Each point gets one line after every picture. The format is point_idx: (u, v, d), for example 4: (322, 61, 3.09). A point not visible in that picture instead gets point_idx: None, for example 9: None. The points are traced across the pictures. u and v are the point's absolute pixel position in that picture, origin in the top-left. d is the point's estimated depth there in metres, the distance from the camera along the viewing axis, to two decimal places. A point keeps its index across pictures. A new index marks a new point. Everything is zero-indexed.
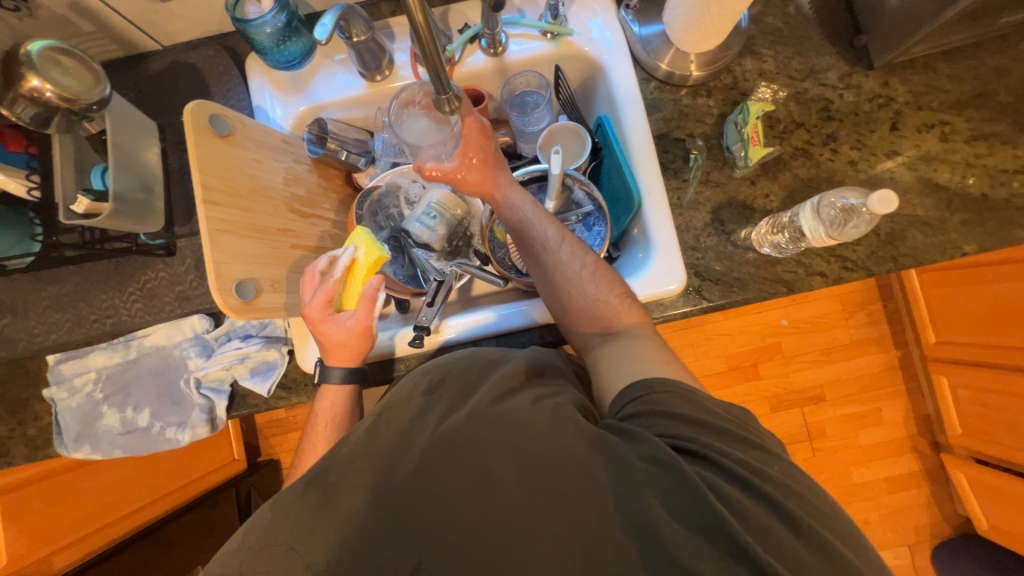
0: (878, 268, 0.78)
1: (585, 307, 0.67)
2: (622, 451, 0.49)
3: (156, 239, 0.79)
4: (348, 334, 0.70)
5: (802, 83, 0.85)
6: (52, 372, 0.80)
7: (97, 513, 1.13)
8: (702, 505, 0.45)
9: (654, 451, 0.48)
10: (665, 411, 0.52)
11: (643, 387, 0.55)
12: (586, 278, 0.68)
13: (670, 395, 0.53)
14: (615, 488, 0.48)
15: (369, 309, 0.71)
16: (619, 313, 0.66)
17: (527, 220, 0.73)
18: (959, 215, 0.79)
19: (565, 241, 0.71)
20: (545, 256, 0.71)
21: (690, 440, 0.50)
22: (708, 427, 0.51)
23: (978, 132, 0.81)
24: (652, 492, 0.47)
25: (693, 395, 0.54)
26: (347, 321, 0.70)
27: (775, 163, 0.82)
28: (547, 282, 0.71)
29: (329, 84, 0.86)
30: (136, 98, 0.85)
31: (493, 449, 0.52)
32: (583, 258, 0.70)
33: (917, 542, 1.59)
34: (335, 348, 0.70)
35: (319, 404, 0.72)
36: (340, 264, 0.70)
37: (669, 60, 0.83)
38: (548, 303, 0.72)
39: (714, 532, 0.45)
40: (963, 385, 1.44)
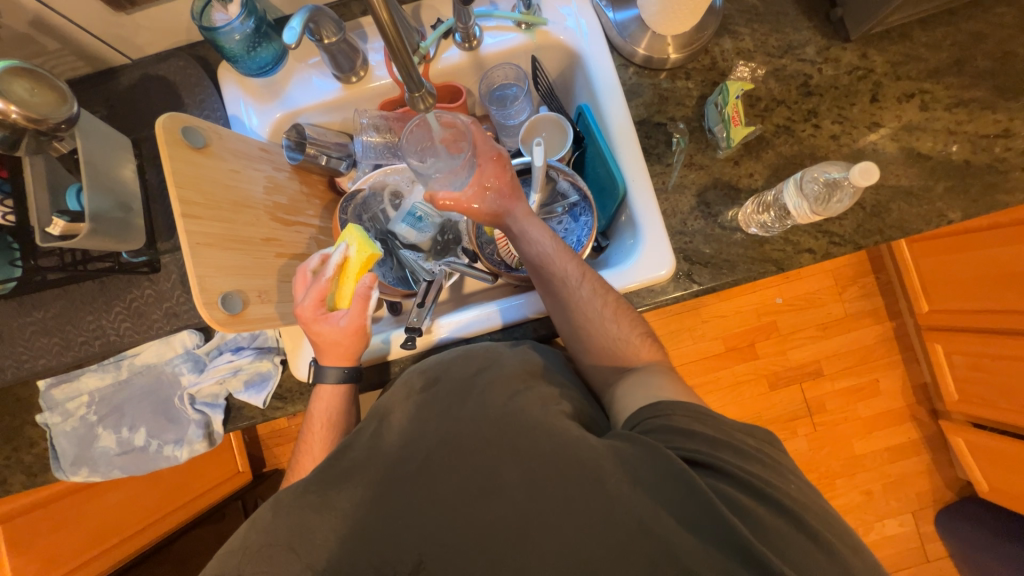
0: (865, 241, 0.79)
1: (605, 345, 0.67)
2: (628, 451, 0.50)
3: (139, 256, 0.78)
4: (343, 333, 0.69)
5: (780, 60, 0.85)
6: (43, 398, 0.80)
7: (102, 535, 1.12)
8: (704, 505, 0.46)
9: (667, 463, 0.48)
10: (682, 429, 0.52)
11: (662, 408, 0.54)
12: (608, 317, 0.67)
13: (687, 417, 0.53)
14: (612, 479, 0.48)
15: (362, 307, 0.71)
16: (638, 352, 0.66)
17: (548, 255, 0.69)
18: (943, 183, 0.79)
19: (586, 277, 0.68)
20: (565, 294, 0.68)
21: (704, 455, 0.50)
22: (723, 446, 0.51)
23: (957, 99, 0.81)
24: (648, 484, 0.48)
25: (707, 414, 0.54)
26: (340, 320, 0.70)
27: (758, 142, 0.82)
28: (566, 320, 0.68)
29: (304, 89, 0.85)
30: (107, 114, 0.84)
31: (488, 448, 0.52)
32: (606, 295, 0.67)
33: (920, 508, 1.61)
34: (329, 348, 0.70)
35: (314, 405, 0.72)
36: (331, 262, 0.70)
37: (645, 45, 0.83)
38: (564, 337, 0.71)
39: (712, 529, 0.45)
40: (957, 351, 1.45)
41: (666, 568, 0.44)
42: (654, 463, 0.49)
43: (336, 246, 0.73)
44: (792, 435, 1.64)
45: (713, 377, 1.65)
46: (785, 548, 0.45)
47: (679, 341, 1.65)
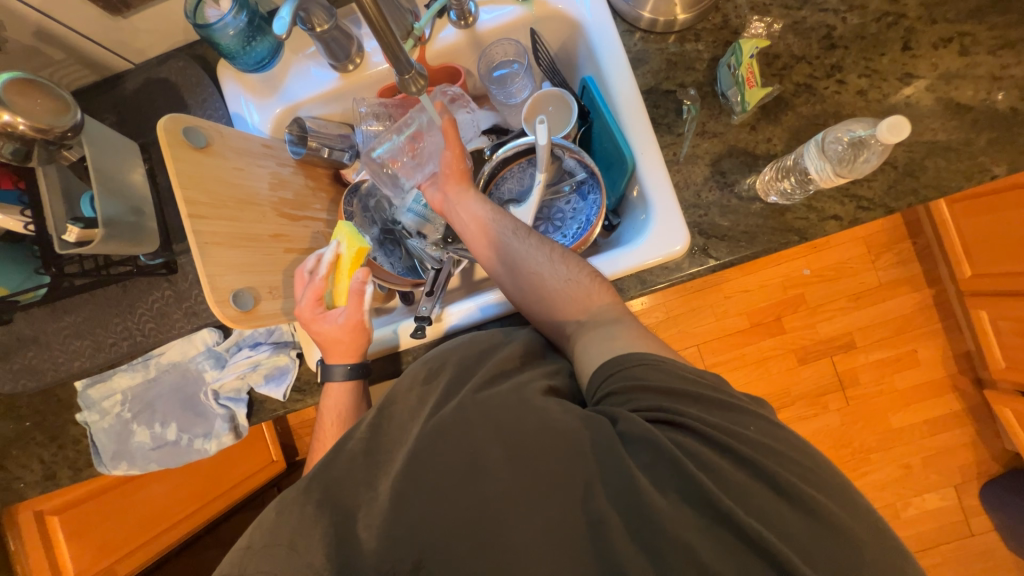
0: (898, 204, 0.73)
1: (556, 292, 0.65)
2: (607, 426, 0.50)
3: (156, 258, 0.80)
4: (340, 329, 0.71)
5: (799, 12, 0.78)
6: (81, 398, 0.84)
7: (152, 523, 1.20)
8: (685, 477, 0.46)
9: (629, 426, 0.49)
10: (637, 383, 0.52)
11: (614, 364, 0.55)
12: (553, 263, 0.66)
13: (640, 368, 0.53)
14: (603, 462, 0.48)
15: (358, 303, 0.71)
16: (592, 294, 0.63)
17: (490, 212, 0.72)
18: (985, 135, 0.72)
19: (526, 231, 0.70)
20: (510, 247, 0.69)
21: (666, 410, 0.50)
22: (683, 396, 0.51)
23: (1003, 40, 0.73)
24: (627, 454, 0.48)
25: (660, 363, 0.54)
26: (338, 318, 0.71)
27: (776, 103, 0.77)
28: (514, 276, 0.68)
29: (303, 81, 0.84)
30: (116, 120, 0.85)
31: (495, 437, 0.51)
32: (547, 244, 0.68)
33: (963, 482, 1.54)
34: (331, 346, 0.71)
35: (325, 402, 0.73)
36: (324, 261, 0.71)
37: (650, 7, 0.78)
38: (517, 299, 0.68)
39: (689, 497, 0.45)
40: (1003, 317, 1.36)
41: (679, 550, 0.43)
42: (625, 432, 0.49)
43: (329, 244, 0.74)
44: (823, 410, 1.58)
45: (737, 354, 1.60)
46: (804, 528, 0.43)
47: (701, 318, 1.60)
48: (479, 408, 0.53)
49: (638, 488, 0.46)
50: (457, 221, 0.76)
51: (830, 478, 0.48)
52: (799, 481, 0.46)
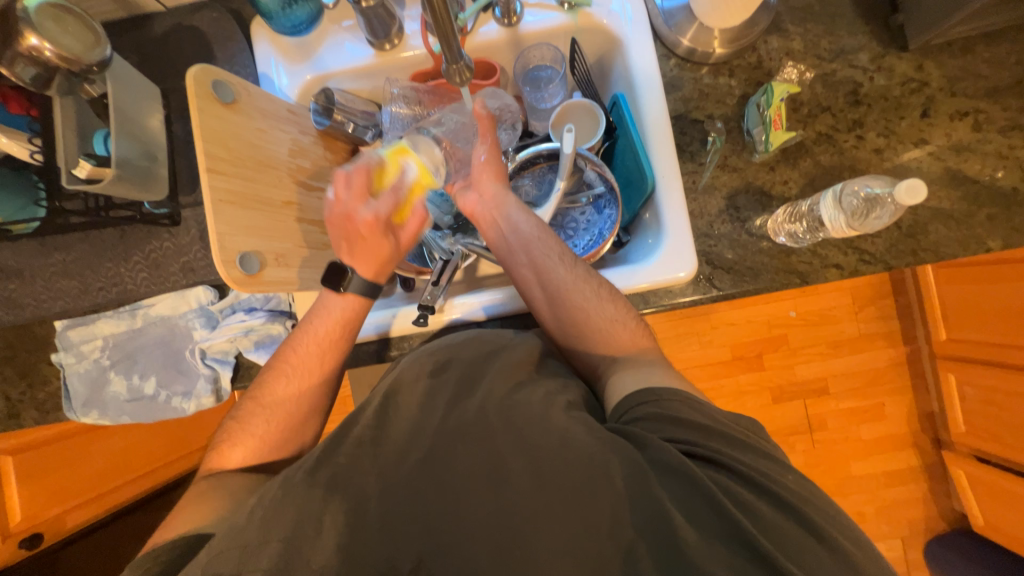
0: (897, 262, 0.76)
1: (599, 330, 0.66)
2: (634, 452, 0.50)
3: (161, 208, 0.79)
4: (396, 249, 0.74)
5: (830, 64, 0.81)
6: (59, 338, 0.81)
7: (105, 477, 1.15)
8: (717, 511, 0.46)
9: (660, 455, 0.49)
10: (673, 416, 0.53)
11: (650, 393, 0.56)
12: (599, 298, 0.66)
13: (676, 402, 0.54)
14: (630, 485, 0.48)
15: (418, 227, 0.76)
16: (632, 336, 0.66)
17: (529, 237, 0.70)
18: (986, 210, 0.76)
19: (573, 259, 0.69)
20: (556, 275, 0.67)
21: (701, 446, 0.51)
22: (716, 434, 0.52)
23: (1013, 122, 0.77)
24: (657, 484, 0.48)
25: (695, 401, 0.55)
26: (398, 235, 0.74)
27: (797, 148, 0.79)
28: (555, 306, 0.67)
29: (337, 52, 0.83)
30: (139, 62, 0.83)
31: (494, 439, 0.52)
32: (593, 277, 0.68)
33: (911, 535, 1.60)
34: (382, 260, 0.73)
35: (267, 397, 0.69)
36: (405, 180, 0.72)
37: (690, 36, 0.79)
38: (553, 327, 0.68)
39: (725, 534, 0.46)
40: (971, 383, 1.43)
41: (672, 570, 0.44)
42: (655, 460, 0.50)
43: (395, 160, 0.72)
44: (790, 450, 1.63)
45: (716, 385, 1.63)
46: (791, 551, 0.45)
47: (685, 344, 1.63)
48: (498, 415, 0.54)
49: (671, 517, 0.46)
50: (497, 230, 0.73)
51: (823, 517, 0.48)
52: (785, 515, 0.47)
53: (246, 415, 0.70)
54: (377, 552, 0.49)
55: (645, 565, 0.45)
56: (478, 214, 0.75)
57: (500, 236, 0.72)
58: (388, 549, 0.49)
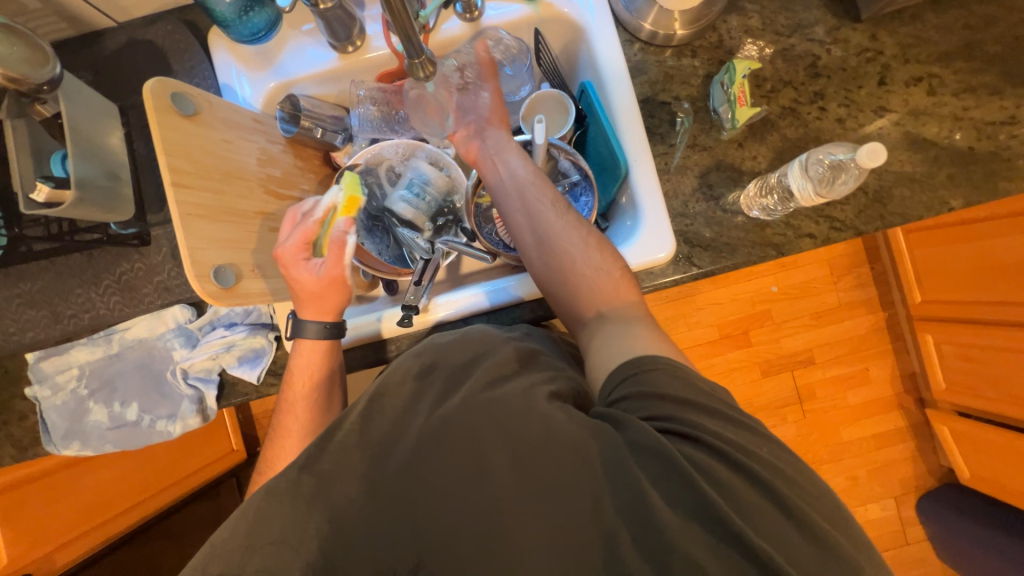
0: (866, 227, 0.78)
1: (585, 277, 0.66)
2: (614, 436, 0.50)
3: (129, 228, 0.77)
4: (319, 283, 0.68)
5: (788, 39, 0.83)
6: (32, 371, 0.79)
7: (91, 513, 1.11)
8: (691, 488, 0.47)
9: (640, 437, 0.49)
10: (657, 392, 0.53)
11: (632, 367, 0.55)
12: (588, 244, 0.67)
13: (661, 376, 0.54)
14: (611, 469, 0.49)
15: (339, 257, 0.68)
16: (619, 288, 0.65)
17: (525, 181, 0.72)
18: (946, 170, 0.78)
19: (565, 207, 0.71)
20: (548, 216, 0.69)
21: (683, 424, 0.51)
22: (697, 407, 0.52)
23: (965, 85, 0.80)
24: (636, 468, 0.48)
25: (677, 371, 0.54)
26: (318, 269, 0.68)
27: (763, 124, 0.81)
28: (545, 249, 0.68)
29: (299, 58, 0.82)
30: (94, 80, 0.81)
31: (485, 433, 0.52)
32: (584, 227, 0.69)
33: (903, 493, 1.65)
34: (309, 299, 0.69)
35: (286, 415, 0.71)
36: (322, 206, 0.68)
37: (651, 20, 0.80)
38: (542, 273, 0.69)
39: (698, 511, 0.46)
40: (947, 342, 1.48)
41: (658, 551, 0.45)
42: (634, 441, 0.50)
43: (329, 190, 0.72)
44: (782, 422, 1.66)
45: (706, 364, 1.66)
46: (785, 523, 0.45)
47: (674, 327, 1.65)
48: (486, 410, 0.54)
49: (647, 498, 0.47)
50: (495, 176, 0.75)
51: (812, 480, 0.49)
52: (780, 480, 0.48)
53: (285, 416, 0.71)
54: (374, 556, 0.48)
55: (631, 542, 0.46)
56: (478, 159, 0.76)
57: (496, 182, 0.74)
58: (384, 552, 0.49)
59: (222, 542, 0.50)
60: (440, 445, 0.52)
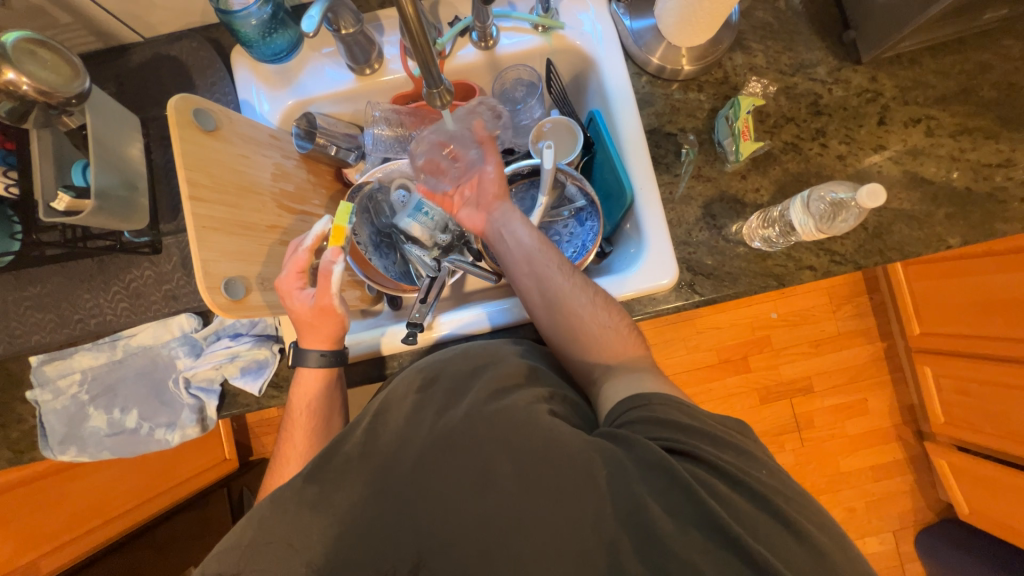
0: (866, 261, 0.80)
1: (594, 337, 0.67)
2: (617, 452, 0.50)
3: (142, 237, 0.78)
4: (313, 313, 0.70)
5: (791, 78, 0.86)
6: (35, 374, 0.79)
7: (79, 519, 1.10)
8: (698, 507, 0.46)
9: (644, 453, 0.49)
10: (660, 419, 0.53)
11: (643, 398, 0.56)
12: (595, 306, 0.68)
13: (667, 406, 0.55)
14: (614, 486, 0.48)
15: (327, 285, 0.69)
16: (627, 346, 0.66)
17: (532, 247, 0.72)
18: (943, 209, 0.80)
19: (571, 268, 0.71)
20: (553, 282, 0.69)
21: (684, 443, 0.51)
22: (700, 434, 0.52)
23: (962, 127, 0.82)
24: (639, 482, 0.48)
25: (685, 405, 0.55)
26: (311, 297, 0.70)
27: (766, 158, 0.83)
28: (553, 312, 0.69)
29: (318, 78, 0.85)
30: (117, 92, 0.83)
31: (490, 453, 0.52)
32: (591, 286, 0.70)
33: (902, 527, 1.63)
34: (307, 329, 0.71)
35: (290, 437, 0.71)
36: (311, 234, 0.70)
37: (660, 54, 0.83)
38: (550, 332, 0.70)
39: (702, 525, 0.45)
40: (945, 375, 1.48)
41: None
42: (638, 457, 0.50)
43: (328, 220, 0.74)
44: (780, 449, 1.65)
45: (704, 388, 1.66)
46: (796, 558, 0.45)
47: (672, 350, 1.66)
48: (489, 424, 0.53)
49: (646, 506, 0.47)
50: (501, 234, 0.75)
51: (821, 513, 0.48)
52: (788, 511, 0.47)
53: (285, 441, 0.72)
54: (375, 560, 0.49)
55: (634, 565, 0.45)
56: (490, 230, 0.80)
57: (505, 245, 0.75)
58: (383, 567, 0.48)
59: (228, 545, 0.50)
60: (443, 458, 0.52)
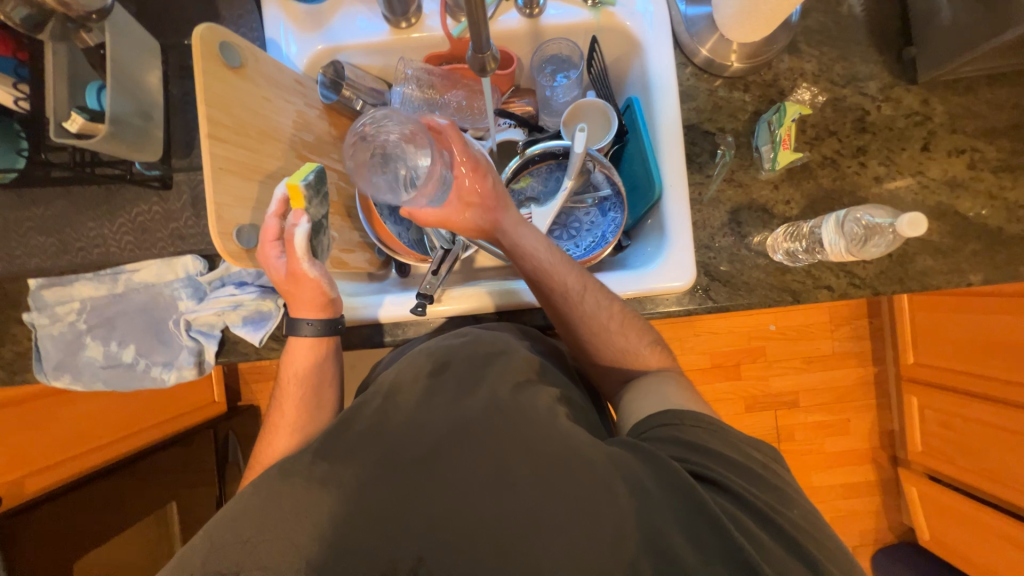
0: (884, 288, 0.79)
1: (615, 358, 0.70)
2: (638, 470, 0.50)
3: (152, 170, 0.75)
4: (290, 281, 0.66)
5: (841, 89, 0.82)
6: (32, 297, 0.76)
7: (69, 442, 1.11)
8: (724, 537, 0.46)
9: (672, 477, 0.49)
10: (690, 442, 0.54)
11: (674, 416, 0.57)
12: (614, 330, 0.68)
13: (697, 429, 0.56)
14: (621, 493, 0.48)
15: (294, 251, 0.64)
16: (646, 361, 0.69)
17: (543, 269, 0.69)
18: (971, 245, 0.79)
19: (582, 293, 0.69)
20: (567, 309, 0.69)
21: (714, 473, 0.51)
22: (728, 462, 0.53)
23: (1005, 164, 0.80)
24: (661, 507, 0.48)
25: (717, 428, 0.56)
26: (283, 264, 0.65)
27: (802, 170, 0.81)
28: (574, 335, 0.71)
29: (350, 25, 0.81)
30: (137, 12, 0.78)
31: (502, 444, 0.52)
32: (606, 312, 0.68)
33: (862, 544, 1.69)
34: (291, 297, 0.68)
35: (279, 408, 0.70)
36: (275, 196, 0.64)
37: (710, 46, 0.79)
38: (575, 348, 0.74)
39: (726, 557, 0.45)
40: (930, 407, 1.50)
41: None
42: (666, 483, 0.49)
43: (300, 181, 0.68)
44: None
45: None
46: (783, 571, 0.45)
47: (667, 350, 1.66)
48: (504, 418, 0.54)
49: (662, 526, 0.47)
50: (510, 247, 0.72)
51: (812, 532, 0.49)
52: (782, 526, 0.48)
53: (275, 410, 0.70)
54: None
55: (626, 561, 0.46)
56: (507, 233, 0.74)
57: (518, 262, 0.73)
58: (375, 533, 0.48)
59: (234, 509, 0.49)
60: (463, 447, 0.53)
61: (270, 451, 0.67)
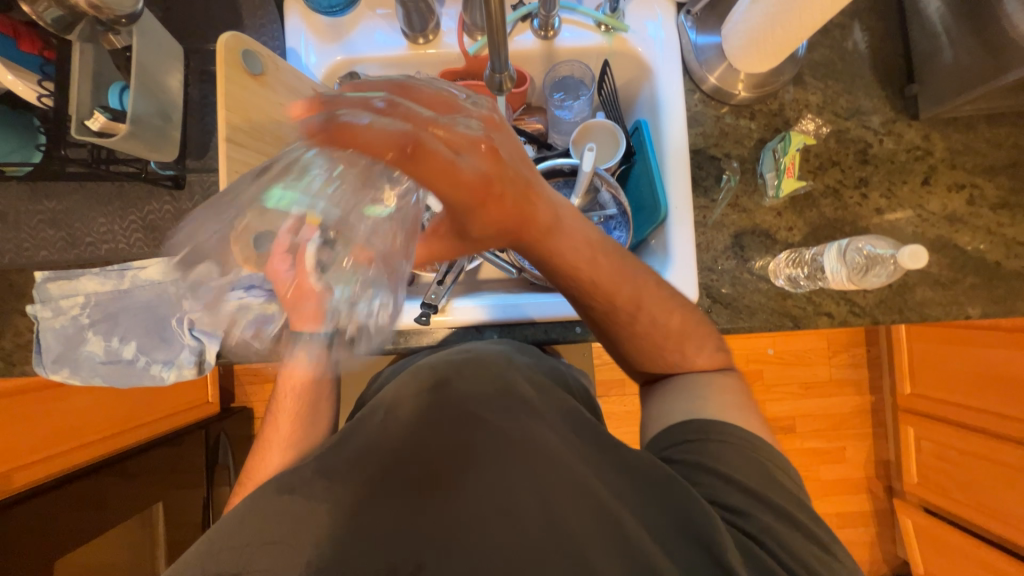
0: (883, 317, 0.79)
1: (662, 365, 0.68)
2: (634, 496, 0.53)
3: (167, 169, 0.76)
4: (293, 290, 0.58)
5: (845, 122, 0.84)
6: (37, 290, 0.77)
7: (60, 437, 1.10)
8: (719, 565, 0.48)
9: (682, 501, 0.52)
10: (713, 462, 0.56)
11: (701, 431, 0.59)
12: (664, 342, 0.66)
13: (720, 445, 0.58)
14: (612, 522, 0.50)
15: (302, 260, 0.56)
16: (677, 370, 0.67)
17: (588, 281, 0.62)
18: (970, 279, 0.80)
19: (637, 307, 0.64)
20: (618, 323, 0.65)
21: (728, 496, 0.54)
22: (746, 487, 0.54)
23: (1004, 201, 0.82)
24: (659, 532, 0.51)
25: (746, 449, 0.57)
26: (286, 272, 0.57)
27: (805, 198, 0.82)
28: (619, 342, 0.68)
29: (369, 38, 0.83)
30: (161, 16, 0.80)
31: (500, 468, 0.53)
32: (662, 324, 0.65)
33: None
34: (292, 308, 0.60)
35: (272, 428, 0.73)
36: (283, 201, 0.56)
37: (718, 75, 0.82)
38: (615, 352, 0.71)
39: None
40: (926, 438, 1.50)
41: None
42: (670, 509, 0.52)
43: None
44: None
45: None
46: None
47: None
48: (504, 441, 0.55)
49: (649, 551, 0.48)
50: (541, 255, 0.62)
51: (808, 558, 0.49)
52: None
53: (270, 427, 0.73)
54: None
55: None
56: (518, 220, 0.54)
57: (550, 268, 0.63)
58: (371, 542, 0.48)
59: (232, 516, 0.49)
60: (466, 464, 0.54)
61: (262, 468, 0.71)
